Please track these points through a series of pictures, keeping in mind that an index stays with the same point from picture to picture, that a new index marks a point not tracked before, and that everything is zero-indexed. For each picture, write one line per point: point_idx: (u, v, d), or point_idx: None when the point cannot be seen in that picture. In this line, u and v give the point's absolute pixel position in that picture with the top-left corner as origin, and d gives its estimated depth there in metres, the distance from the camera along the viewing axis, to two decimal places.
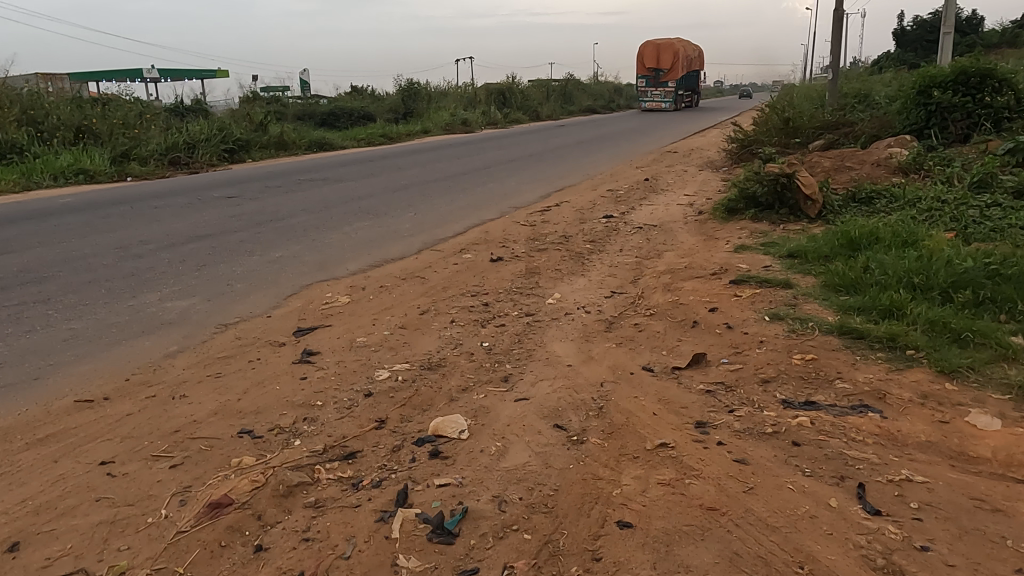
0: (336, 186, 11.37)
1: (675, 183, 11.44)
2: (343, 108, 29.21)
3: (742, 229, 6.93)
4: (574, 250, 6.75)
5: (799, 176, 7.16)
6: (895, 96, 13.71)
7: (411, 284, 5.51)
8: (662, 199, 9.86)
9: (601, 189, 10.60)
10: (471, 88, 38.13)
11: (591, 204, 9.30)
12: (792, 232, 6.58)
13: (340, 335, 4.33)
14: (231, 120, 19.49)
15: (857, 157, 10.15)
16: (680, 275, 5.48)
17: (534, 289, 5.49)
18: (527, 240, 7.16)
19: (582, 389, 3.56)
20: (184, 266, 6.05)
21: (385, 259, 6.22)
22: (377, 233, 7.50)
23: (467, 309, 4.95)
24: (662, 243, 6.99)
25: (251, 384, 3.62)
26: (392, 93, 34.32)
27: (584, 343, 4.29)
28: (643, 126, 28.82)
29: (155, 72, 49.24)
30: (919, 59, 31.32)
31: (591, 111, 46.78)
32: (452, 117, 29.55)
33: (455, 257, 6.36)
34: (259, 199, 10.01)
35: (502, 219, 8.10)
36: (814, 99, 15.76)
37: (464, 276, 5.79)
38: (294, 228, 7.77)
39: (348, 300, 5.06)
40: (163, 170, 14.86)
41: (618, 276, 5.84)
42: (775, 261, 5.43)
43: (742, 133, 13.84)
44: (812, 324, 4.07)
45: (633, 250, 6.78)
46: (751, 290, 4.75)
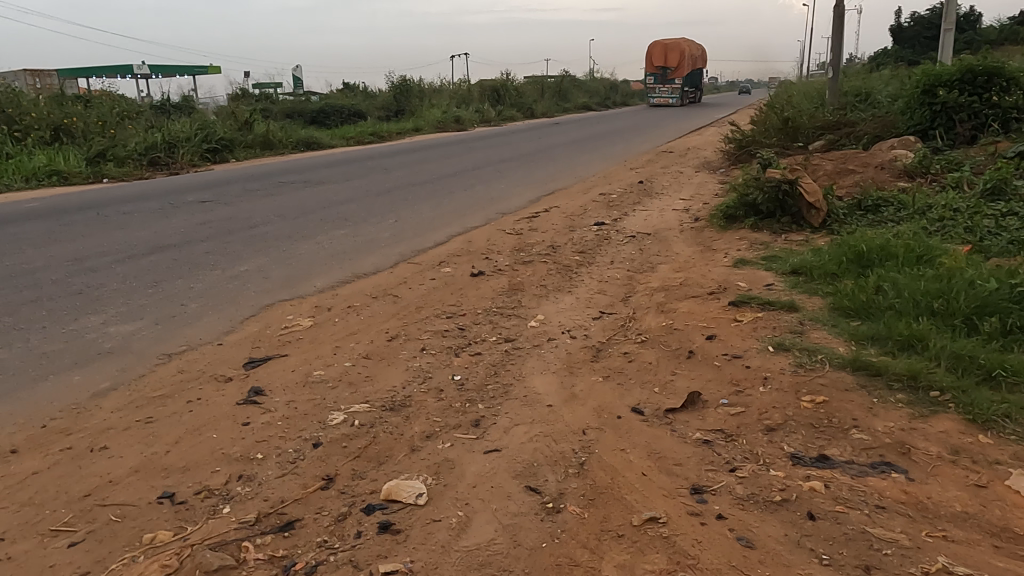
0: (316, 189, 10.89)
1: (670, 186, 11.01)
2: (333, 106, 28.69)
3: (741, 240, 6.50)
4: (561, 263, 6.32)
5: (802, 183, 6.74)
6: (897, 95, 13.28)
7: (382, 303, 5.07)
8: (656, 204, 9.43)
9: (593, 192, 10.17)
10: (464, 85, 37.61)
11: (582, 210, 8.86)
12: (795, 244, 6.15)
13: (294, 368, 3.88)
14: (215, 118, 19.00)
15: (860, 159, 9.72)
16: (675, 293, 5.05)
17: (516, 309, 5.05)
18: (512, 251, 6.72)
19: (561, 438, 3.12)
20: (138, 282, 5.59)
21: (357, 273, 5.77)
22: (353, 242, 7.05)
23: (441, 333, 4.51)
24: (655, 255, 6.56)
25: (184, 431, 3.18)
26: (384, 90, 33.79)
27: (567, 377, 3.86)
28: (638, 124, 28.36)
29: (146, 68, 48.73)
30: (918, 57, 30.89)
31: (586, 108, 46.32)
32: (444, 114, 29.04)
33: (433, 271, 5.92)
34: (234, 203, 9.55)
35: (487, 227, 7.66)
36: (813, 98, 15.31)
37: (441, 293, 5.35)
38: (266, 237, 7.31)
39: (310, 324, 4.62)
40: (142, 171, 14.38)
41: (607, 293, 5.41)
42: (778, 279, 5.00)
43: (740, 133, 13.40)
44: (822, 356, 3.64)
45: (625, 262, 6.35)
46: (753, 314, 4.31)
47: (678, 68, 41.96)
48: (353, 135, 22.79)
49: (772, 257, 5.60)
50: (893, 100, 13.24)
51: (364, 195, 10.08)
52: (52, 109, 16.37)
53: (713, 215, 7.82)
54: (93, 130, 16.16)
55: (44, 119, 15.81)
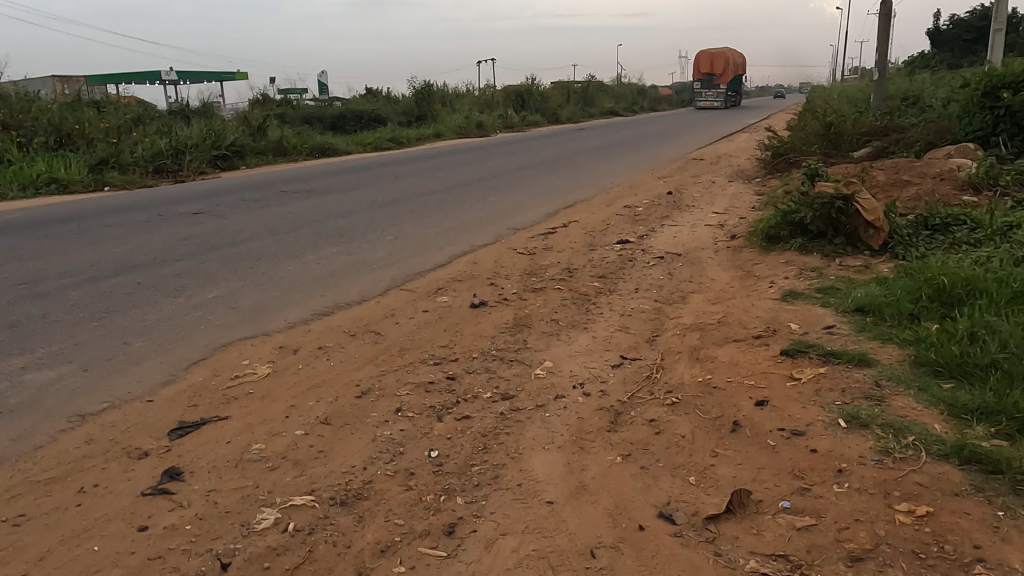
0: (319, 199, 10.13)
1: (702, 197, 10.10)
2: (353, 111, 28.09)
3: (787, 265, 5.61)
4: (578, 290, 5.49)
5: (859, 199, 5.82)
6: (949, 100, 12.21)
7: (361, 343, 4.26)
8: (686, 218, 8.53)
9: (617, 205, 9.30)
10: (487, 89, 36.85)
11: (604, 225, 8.00)
12: (854, 271, 5.25)
13: (231, 438, 3.08)
14: (229, 124, 18.46)
15: (916, 169, 8.72)
16: (712, 336, 4.18)
17: (521, 352, 4.21)
18: (522, 274, 5.88)
19: (562, 564, 2.28)
20: (86, 312, 4.84)
21: (339, 303, 4.97)
22: (343, 263, 6.25)
23: (425, 386, 3.68)
24: (687, 281, 5.70)
25: (58, 541, 2.38)
26: (405, 95, 33.13)
27: (576, 455, 3.01)
28: (665, 129, 27.32)
29: (172, 75, 49.11)
30: (960, 61, 29.47)
31: (613, 114, 45.30)
32: (466, 120, 28.32)
33: (427, 300, 5.11)
34: (227, 215, 8.82)
35: (497, 245, 6.84)
36: (855, 101, 14.29)
37: (432, 330, 4.53)
38: (249, 255, 6.54)
39: (268, 372, 3.82)
40: (145, 179, 13.79)
41: (630, 332, 4.55)
42: (839, 319, 4.10)
43: (777, 139, 12.44)
44: (914, 439, 2.75)
45: (653, 290, 5.48)
46: (813, 370, 3.42)
47: (722, 75, 43.40)
48: (370, 141, 22.11)
49: (829, 288, 4.70)
50: (946, 104, 12.17)
51: (368, 207, 9.29)
52: (60, 113, 15.90)
53: (752, 233, 6.92)
54: (100, 136, 15.65)
55: (51, 124, 15.33)
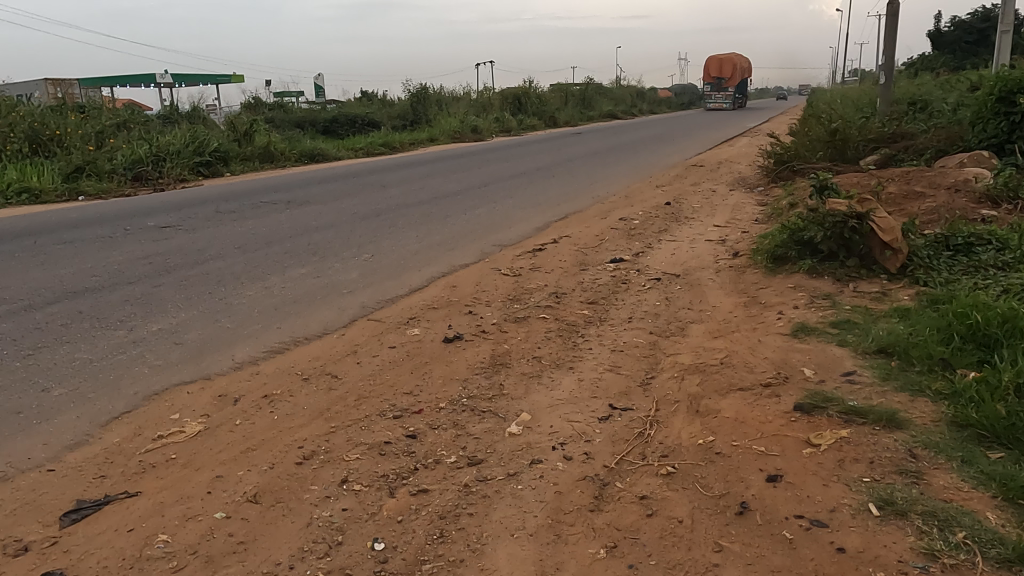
0: (297, 210, 9.62)
1: (702, 208, 9.60)
2: (346, 114, 27.57)
3: (796, 291, 5.10)
4: (565, 319, 4.97)
5: (874, 217, 5.27)
6: (960, 105, 11.67)
7: (313, 390, 3.74)
8: (685, 232, 8.02)
9: (612, 217, 8.78)
10: (483, 92, 36.31)
11: (598, 241, 7.48)
12: (870, 300, 4.73)
13: (135, 525, 2.56)
14: (215, 128, 17.98)
15: (929, 179, 8.20)
16: (713, 382, 3.66)
17: (496, 400, 3.68)
18: (505, 300, 5.36)
19: None
20: (12, 348, 4.32)
21: (296, 338, 4.45)
22: (309, 287, 5.72)
23: (380, 448, 3.16)
24: (686, 307, 5.19)
25: None
26: (400, 98, 32.61)
27: (550, 547, 2.48)
28: (663, 133, 26.81)
29: (168, 78, 48.82)
30: (962, 62, 28.92)
31: (611, 117, 44.76)
32: (462, 124, 27.79)
33: (397, 333, 4.59)
34: (197, 229, 8.31)
35: (480, 265, 6.33)
36: (861, 105, 13.77)
37: (397, 371, 4.00)
38: (210, 277, 6.03)
39: (199, 429, 3.29)
40: (123, 187, 13.29)
41: (622, 375, 4.03)
42: (861, 363, 3.57)
43: (780, 146, 11.93)
44: (964, 536, 2.23)
45: (648, 319, 4.96)
46: (835, 433, 2.89)
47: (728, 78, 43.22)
48: (362, 146, 21.59)
49: (845, 322, 4.18)
50: (956, 109, 11.64)
51: (348, 220, 8.77)
52: (39, 118, 15.41)
53: (756, 251, 6.40)
54: (79, 141, 15.16)
55: (29, 130, 14.85)
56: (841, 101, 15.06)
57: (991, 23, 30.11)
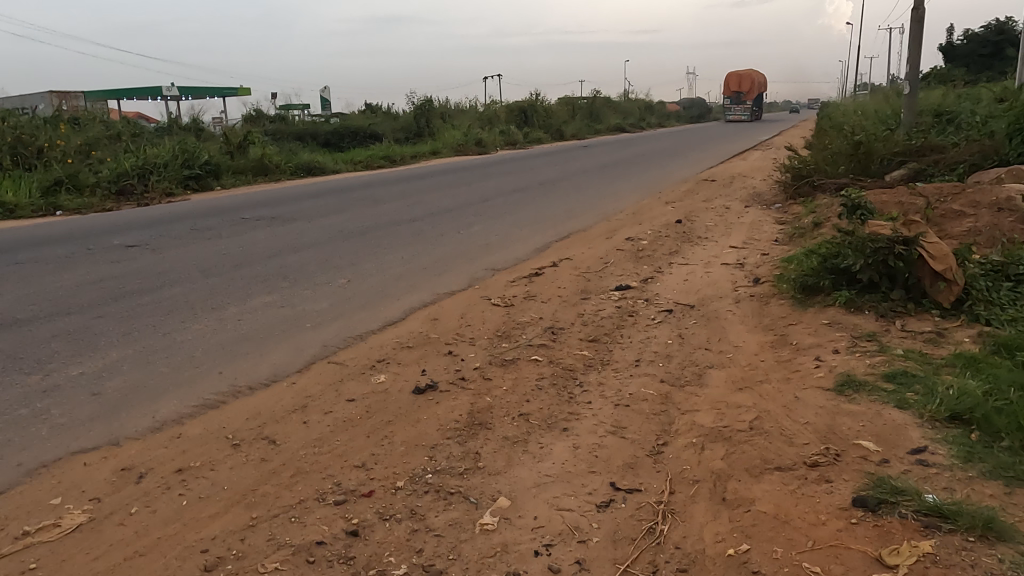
0: (278, 228, 8.91)
1: (716, 227, 8.86)
2: (348, 127, 27.00)
3: (833, 330, 4.34)
4: (561, 361, 4.23)
5: (923, 242, 4.51)
6: (992, 117, 10.89)
7: (242, 461, 3.00)
8: (698, 255, 7.27)
9: (617, 237, 8.04)
10: (489, 104, 35.72)
11: (602, 265, 6.74)
12: (924, 344, 3.98)
13: None
14: (209, 141, 17.39)
15: (968, 196, 7.43)
16: (743, 457, 2.90)
17: (469, 477, 2.93)
18: (492, 337, 4.62)
19: None
20: None
21: (236, 388, 3.72)
22: (270, 319, 4.99)
23: (309, 552, 2.41)
24: (704, 347, 4.43)
25: None
26: (403, 111, 32.07)
27: None
28: (672, 147, 26.09)
29: (173, 90, 48.54)
30: (978, 74, 28.13)
31: (619, 130, 44.13)
32: (466, 136, 27.19)
33: (360, 382, 3.86)
34: (165, 249, 7.61)
35: (468, 293, 5.60)
36: (883, 117, 13.03)
37: (351, 434, 3.26)
38: (161, 306, 5.31)
39: (80, 521, 2.56)
40: (105, 202, 12.66)
41: (627, 439, 3.27)
42: (932, 435, 2.81)
43: (798, 159, 11.20)
44: None
45: (660, 363, 4.21)
46: (915, 549, 2.14)
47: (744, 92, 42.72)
48: (361, 159, 20.96)
49: (901, 373, 3.41)
50: (987, 120, 10.89)
51: (331, 239, 8.05)
52: (24, 129, 14.84)
53: (782, 279, 5.65)
54: (65, 154, 14.58)
55: (12, 142, 14.26)
56: (861, 113, 14.29)
57: (1005, 36, 29.43)
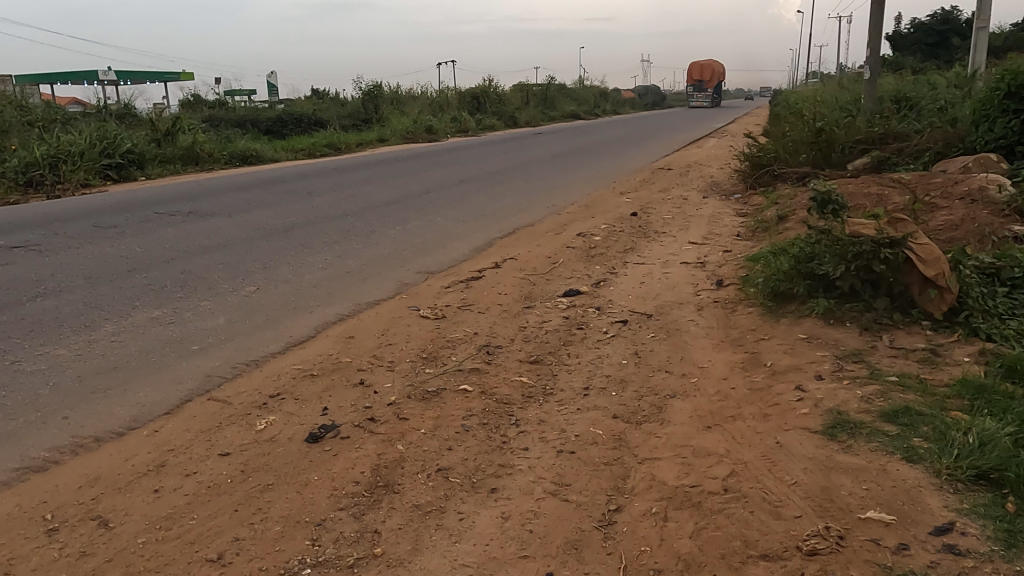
0: (192, 225, 8.00)
1: (674, 221, 8.25)
2: (290, 113, 25.75)
3: (812, 347, 3.73)
4: (496, 391, 3.52)
5: (912, 243, 3.93)
6: (953, 104, 10.49)
7: (53, 557, 2.23)
8: (656, 253, 6.65)
9: (567, 233, 7.37)
10: (441, 90, 34.68)
11: (549, 266, 6.05)
12: (919, 365, 3.39)
13: None
14: (135, 128, 16.20)
15: (939, 187, 6.94)
16: (717, 535, 2.24)
17: (361, 572, 2.21)
18: (415, 360, 3.89)
19: None
20: None
21: (78, 442, 2.92)
22: (151, 340, 4.18)
23: None
24: (664, 369, 3.78)
25: None
26: (350, 97, 30.87)
27: None
28: (625, 134, 25.54)
29: (110, 74, 46.47)
30: (926, 62, 28.16)
31: (574, 117, 43.52)
32: (415, 123, 26.23)
33: (242, 427, 3.09)
34: (55, 251, 6.68)
35: (394, 303, 4.86)
36: (842, 103, 12.60)
37: (213, 508, 2.50)
38: (23, 324, 4.45)
39: None
40: (9, 195, 11.52)
41: (571, 502, 2.59)
42: (956, 504, 2.19)
43: (758, 147, 10.69)
44: None
45: (612, 391, 3.54)
46: None
47: None
48: (303, 147, 19.86)
49: (902, 408, 2.80)
50: (950, 106, 10.50)
51: (249, 238, 7.20)
52: None
53: (750, 284, 5.03)
54: None
55: None
56: (818, 100, 13.86)
57: (951, 25, 29.59)
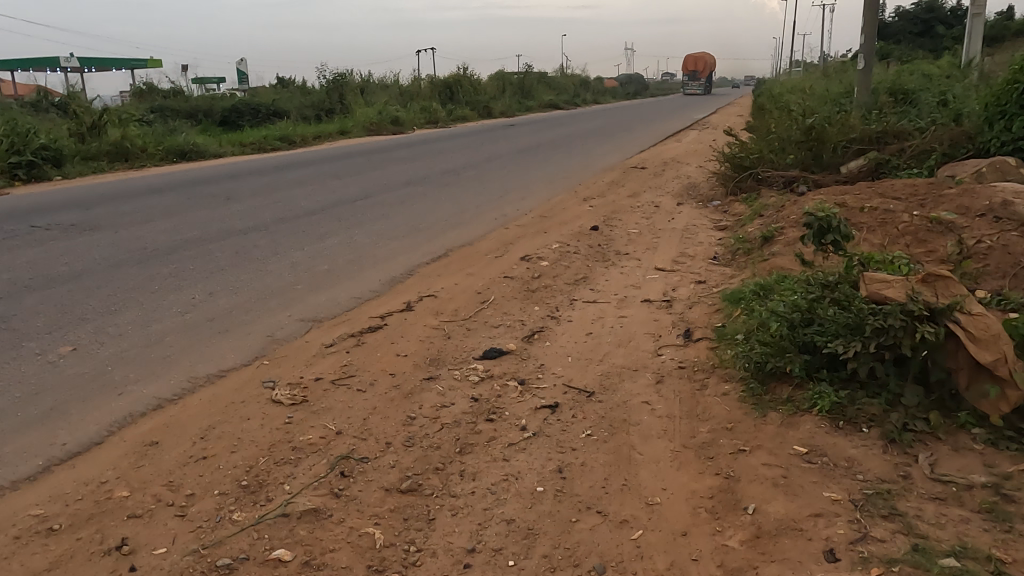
0: (60, 244, 6.61)
1: (641, 237, 7.00)
2: (247, 103, 24.16)
3: (814, 474, 2.52)
4: (327, 564, 2.26)
5: (954, 313, 2.72)
6: (957, 96, 9.28)
7: None
8: (613, 284, 5.42)
9: (510, 256, 6.08)
10: (411, 80, 33.11)
11: (475, 307, 4.79)
12: (983, 526, 2.19)
13: None
14: (59, 121, 14.70)
15: (956, 200, 5.71)
16: None
17: None
18: (228, 490, 2.62)
19: None
20: None
21: None
22: None
23: None
24: (594, 507, 2.55)
25: None
26: (314, 84, 29.24)
27: None
28: (601, 126, 24.16)
29: (74, 62, 44.59)
30: (914, 48, 26.86)
31: (552, 106, 42.04)
32: (380, 113, 24.75)
33: None
34: None
35: (245, 377, 3.57)
36: (833, 95, 11.37)
37: None
38: None
39: None
40: None
41: None
42: None
43: (739, 146, 9.48)
44: None
45: (509, 559, 2.29)
46: None
47: None
48: (252, 140, 18.34)
49: None
50: (955, 98, 9.29)
51: (116, 263, 5.83)
52: None
53: (730, 348, 3.80)
54: None
55: None
56: (805, 92, 12.56)
57: (936, 13, 28.42)
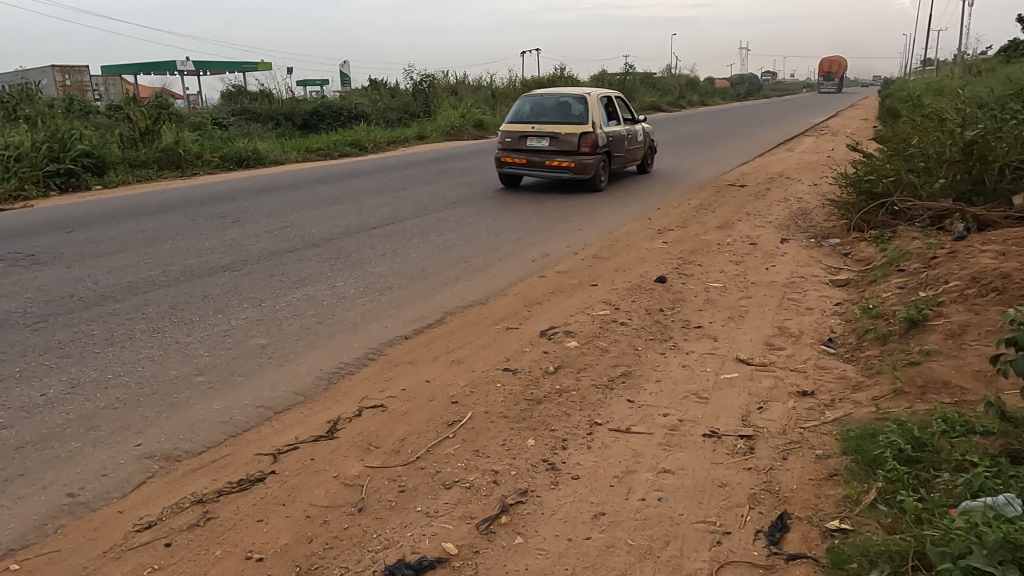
0: None
1: (725, 296, 5.06)
2: (329, 106, 23.40)
3: None
4: None
5: None
6: None
7: None
8: (668, 389, 3.56)
9: (527, 329, 4.32)
10: (504, 82, 31.62)
11: (435, 434, 3.06)
12: None
13: None
14: (114, 128, 14.07)
15: None
16: None
17: None
18: None
19: None
20: None
21: None
22: None
23: None
24: None
25: None
26: (403, 87, 28.22)
27: None
28: (704, 131, 21.77)
29: (188, 67, 46.22)
30: None
31: (655, 109, 39.49)
32: (464, 116, 23.33)
33: None
34: None
35: None
36: (997, 97, 8.84)
37: None
38: None
39: None
40: None
41: None
42: None
43: (868, 166, 7.27)
44: None
45: None
46: None
47: None
48: (319, 145, 17.29)
49: None
50: None
51: (11, 320, 4.47)
52: None
53: None
54: None
55: None
56: (958, 94, 10.02)
57: None
